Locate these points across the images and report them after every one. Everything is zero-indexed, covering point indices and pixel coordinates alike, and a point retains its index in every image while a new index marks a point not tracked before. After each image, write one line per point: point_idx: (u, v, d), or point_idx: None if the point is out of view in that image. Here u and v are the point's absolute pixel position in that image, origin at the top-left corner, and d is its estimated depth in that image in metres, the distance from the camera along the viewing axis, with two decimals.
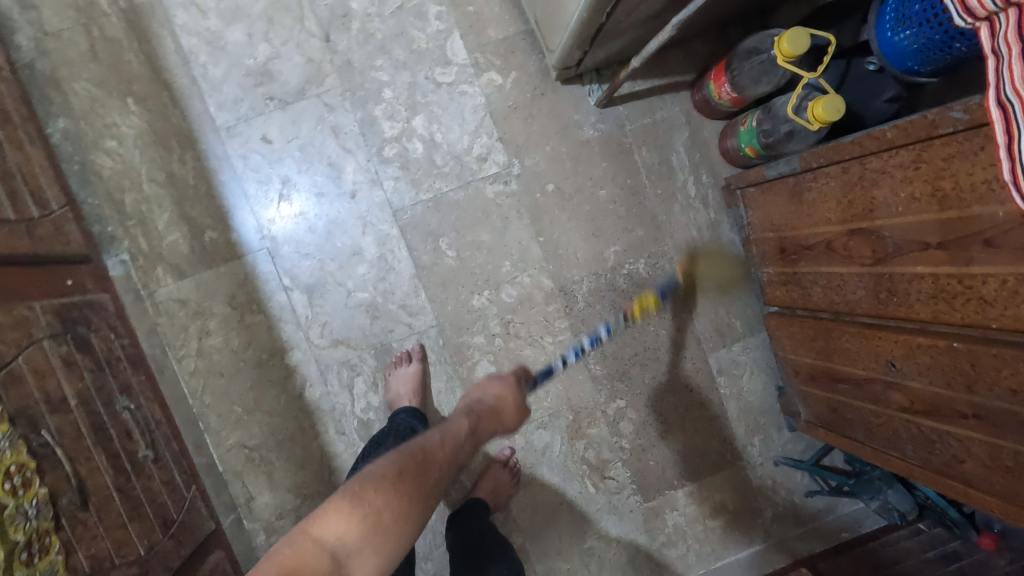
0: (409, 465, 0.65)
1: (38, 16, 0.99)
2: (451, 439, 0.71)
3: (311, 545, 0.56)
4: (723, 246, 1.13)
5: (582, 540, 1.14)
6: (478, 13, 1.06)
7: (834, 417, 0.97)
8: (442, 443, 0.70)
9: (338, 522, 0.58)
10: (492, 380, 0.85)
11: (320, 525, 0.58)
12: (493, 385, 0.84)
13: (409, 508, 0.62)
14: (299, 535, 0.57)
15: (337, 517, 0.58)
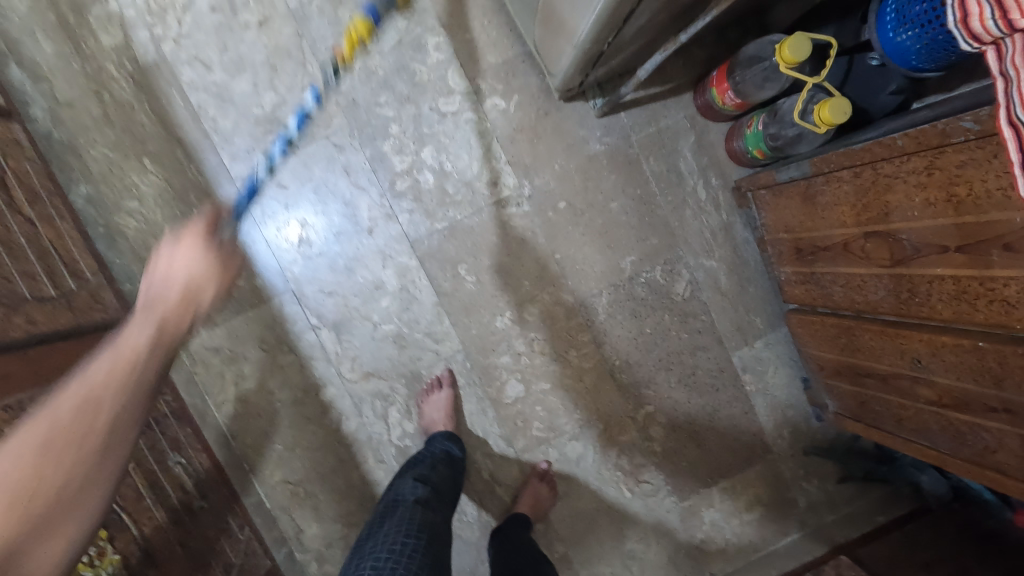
0: (122, 361, 0.53)
1: (51, 88, 1.02)
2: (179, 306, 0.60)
3: (26, 468, 0.46)
4: (738, 246, 1.14)
5: (622, 544, 1.17)
6: (475, 40, 1.07)
7: (862, 409, 0.98)
8: (145, 323, 0.57)
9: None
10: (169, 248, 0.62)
11: (20, 445, 0.47)
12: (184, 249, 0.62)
13: (106, 415, 0.51)
14: (18, 447, 0.47)
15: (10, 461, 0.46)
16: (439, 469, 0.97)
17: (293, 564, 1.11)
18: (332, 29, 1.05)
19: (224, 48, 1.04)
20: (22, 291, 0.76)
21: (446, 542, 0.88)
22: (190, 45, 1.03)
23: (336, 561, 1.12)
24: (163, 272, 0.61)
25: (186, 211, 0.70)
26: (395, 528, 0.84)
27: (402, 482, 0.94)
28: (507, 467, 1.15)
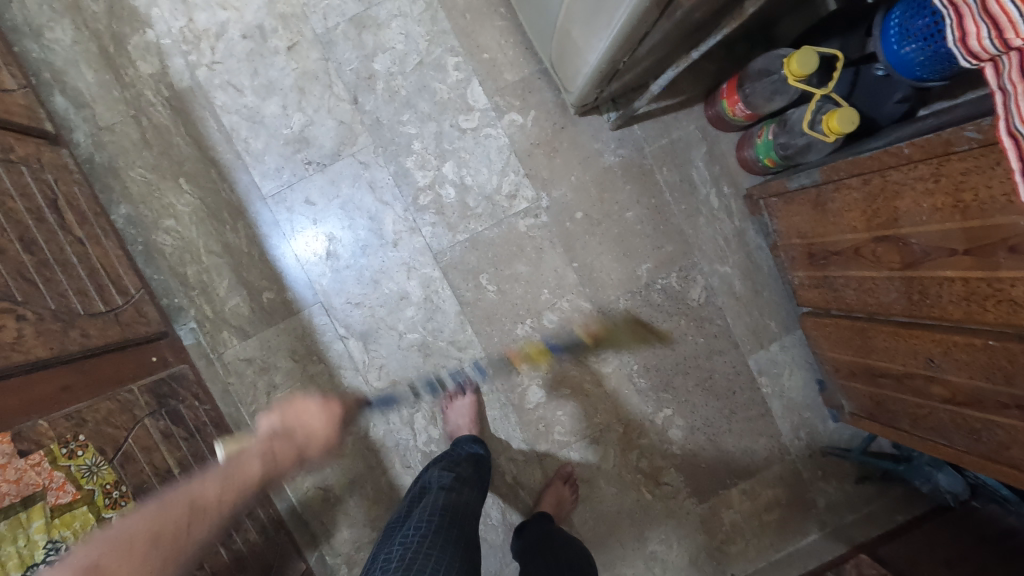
0: (231, 485, 0.70)
1: (92, 114, 1.07)
2: (235, 484, 0.71)
3: (184, 510, 0.67)
4: (751, 251, 1.17)
5: (644, 546, 1.20)
6: (493, 59, 1.11)
7: (878, 409, 1.01)
8: (223, 489, 0.70)
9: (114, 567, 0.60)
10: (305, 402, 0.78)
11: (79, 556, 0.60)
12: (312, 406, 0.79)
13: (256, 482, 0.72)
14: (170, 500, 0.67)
15: (135, 521, 0.64)
16: (462, 460, 1.01)
17: (324, 568, 1.14)
18: (357, 52, 1.10)
19: (255, 73, 1.09)
20: (76, 306, 0.81)
21: (473, 523, 0.90)
22: (223, 71, 1.09)
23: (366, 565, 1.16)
24: (294, 416, 0.77)
25: (293, 417, 0.77)
26: (419, 514, 0.88)
27: (427, 475, 0.98)
28: (530, 471, 1.18)
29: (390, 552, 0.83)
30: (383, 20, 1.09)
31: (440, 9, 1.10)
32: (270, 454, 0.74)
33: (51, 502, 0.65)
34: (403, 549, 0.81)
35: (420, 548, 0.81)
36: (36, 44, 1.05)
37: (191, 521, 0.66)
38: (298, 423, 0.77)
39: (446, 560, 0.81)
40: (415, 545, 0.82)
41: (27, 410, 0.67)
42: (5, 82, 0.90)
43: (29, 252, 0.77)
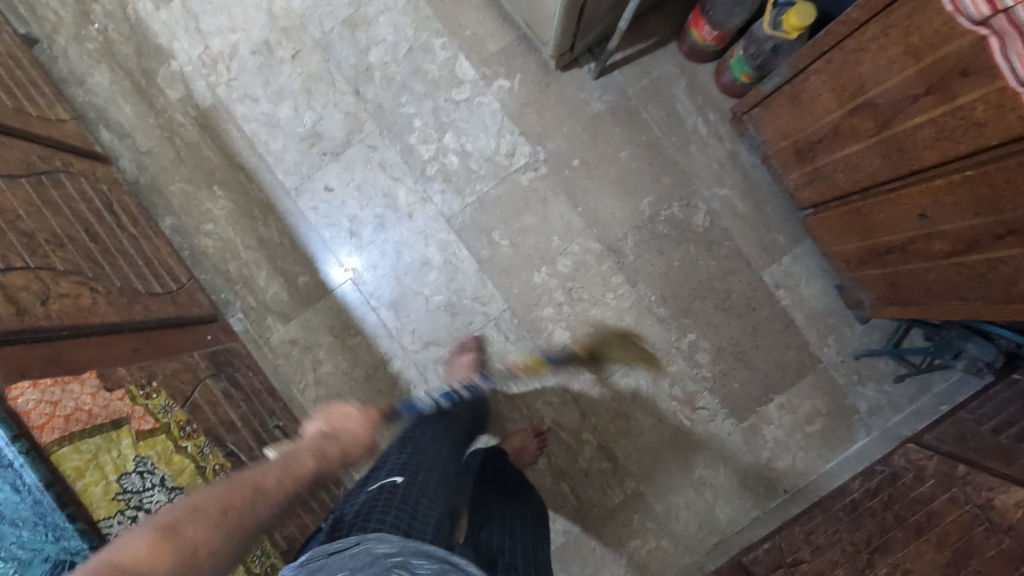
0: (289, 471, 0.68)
1: (133, 142, 1.22)
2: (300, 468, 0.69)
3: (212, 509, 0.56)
4: (747, 171, 1.21)
5: (691, 473, 1.22)
6: (475, 34, 1.21)
7: (894, 290, 1.02)
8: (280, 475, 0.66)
9: (154, 560, 0.49)
10: (347, 409, 0.84)
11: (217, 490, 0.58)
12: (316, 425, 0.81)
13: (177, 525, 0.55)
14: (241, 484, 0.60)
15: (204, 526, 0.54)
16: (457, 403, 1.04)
17: None
18: (352, 49, 1.22)
19: (267, 82, 1.22)
20: (138, 287, 0.91)
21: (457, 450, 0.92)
22: (239, 86, 1.22)
23: None
24: (340, 421, 0.83)
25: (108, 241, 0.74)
26: (414, 427, 0.89)
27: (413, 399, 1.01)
28: (568, 412, 1.23)
29: (389, 455, 0.83)
30: (372, 18, 1.21)
31: None
32: (322, 454, 0.74)
33: (136, 427, 0.73)
34: (405, 453, 0.82)
35: (420, 454, 0.82)
36: (80, 89, 1.21)
37: (225, 515, 0.56)
38: (336, 423, 0.82)
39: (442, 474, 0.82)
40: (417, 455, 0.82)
41: (109, 360, 0.76)
42: (60, 115, 1.05)
43: (95, 242, 0.88)
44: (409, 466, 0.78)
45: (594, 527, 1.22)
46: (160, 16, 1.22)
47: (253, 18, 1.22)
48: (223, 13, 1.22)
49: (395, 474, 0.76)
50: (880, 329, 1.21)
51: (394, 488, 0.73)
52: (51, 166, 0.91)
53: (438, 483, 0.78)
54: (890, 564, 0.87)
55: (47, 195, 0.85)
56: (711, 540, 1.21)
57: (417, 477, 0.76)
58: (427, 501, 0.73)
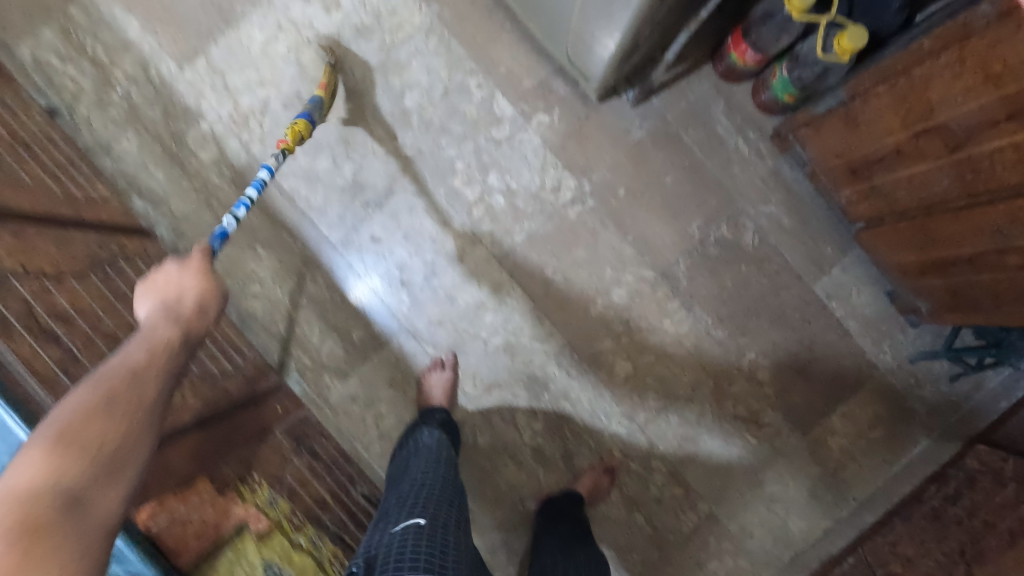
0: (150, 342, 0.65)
1: (169, 207, 1.18)
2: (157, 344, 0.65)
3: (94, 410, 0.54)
4: (791, 186, 1.22)
5: (762, 490, 1.23)
6: (510, 70, 1.20)
7: (957, 298, 1.04)
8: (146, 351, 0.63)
9: (61, 464, 0.49)
10: (168, 273, 0.74)
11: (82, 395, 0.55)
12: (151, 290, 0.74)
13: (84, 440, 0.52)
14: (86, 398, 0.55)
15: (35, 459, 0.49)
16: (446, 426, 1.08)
17: None
18: (387, 95, 1.20)
19: None
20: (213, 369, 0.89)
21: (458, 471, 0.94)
22: (273, 141, 1.19)
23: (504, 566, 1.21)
24: (165, 290, 0.72)
25: (160, 290, 0.73)
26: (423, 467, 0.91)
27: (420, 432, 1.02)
28: (635, 441, 1.22)
29: (403, 493, 0.86)
30: (404, 61, 1.20)
31: (451, 38, 1.20)
32: (175, 318, 0.69)
33: (254, 530, 0.76)
34: (421, 491, 0.86)
35: (435, 491, 0.86)
36: (109, 158, 1.17)
37: (127, 404, 0.56)
38: (169, 295, 0.72)
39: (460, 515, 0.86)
40: (426, 491, 0.86)
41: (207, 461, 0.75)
42: (102, 192, 1.01)
43: None
44: (428, 507, 0.82)
45: (671, 554, 1.23)
46: (185, 76, 1.18)
47: (282, 71, 1.19)
48: (250, 68, 1.19)
49: (416, 516, 0.80)
50: (933, 331, 1.23)
51: (416, 533, 0.77)
52: (110, 252, 0.88)
53: (458, 524, 0.83)
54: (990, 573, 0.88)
55: (115, 285, 0.82)
56: (787, 554, 1.22)
57: (436, 518, 0.80)
58: (443, 544, 0.76)
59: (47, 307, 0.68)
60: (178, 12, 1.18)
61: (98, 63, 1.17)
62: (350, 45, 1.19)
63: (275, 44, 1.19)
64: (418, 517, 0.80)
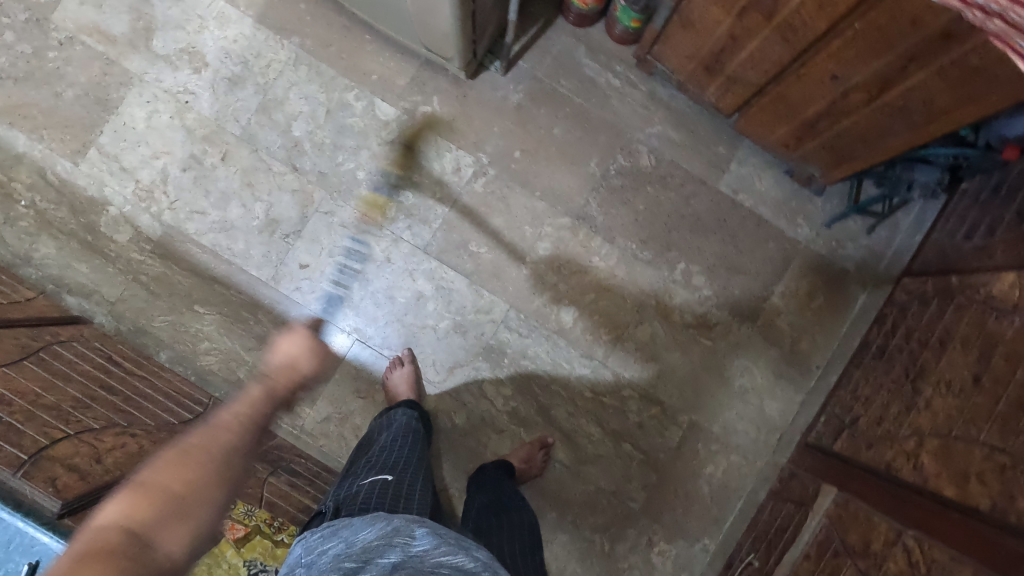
0: (179, 459, 0.72)
1: (102, 295, 1.22)
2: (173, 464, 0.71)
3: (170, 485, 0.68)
4: (669, 103, 1.30)
5: (732, 387, 1.28)
6: (382, 76, 1.27)
7: (836, 153, 1.11)
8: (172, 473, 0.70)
9: (133, 509, 0.61)
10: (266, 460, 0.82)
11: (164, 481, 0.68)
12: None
13: (175, 497, 0.66)
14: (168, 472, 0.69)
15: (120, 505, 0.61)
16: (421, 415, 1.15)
17: None
18: (276, 132, 1.25)
19: (208, 192, 1.24)
20: (172, 419, 0.92)
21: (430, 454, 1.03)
22: (183, 205, 1.24)
23: None
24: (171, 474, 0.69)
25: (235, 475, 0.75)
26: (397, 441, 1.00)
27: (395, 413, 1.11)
28: (602, 377, 1.27)
29: (382, 458, 0.94)
30: (283, 96, 1.26)
31: (320, 62, 1.26)
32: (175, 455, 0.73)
33: (232, 537, 0.80)
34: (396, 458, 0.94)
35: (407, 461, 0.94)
36: (31, 267, 1.21)
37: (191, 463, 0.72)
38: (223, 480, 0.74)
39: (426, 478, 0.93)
40: (400, 455, 0.95)
41: None
42: (28, 294, 1.05)
43: (113, 393, 0.89)
44: (396, 468, 0.89)
45: (668, 471, 1.27)
46: (82, 170, 1.23)
47: (172, 138, 1.24)
48: (141, 144, 1.24)
49: (383, 473, 0.87)
50: (837, 194, 1.30)
51: (384, 484, 0.84)
52: (43, 341, 0.92)
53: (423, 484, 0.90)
54: (932, 383, 0.94)
55: (51, 367, 0.86)
56: (774, 438, 1.27)
57: (403, 478, 0.87)
58: (408, 492, 0.84)
59: None
60: (59, 113, 1.23)
61: None
62: (228, 96, 1.25)
63: (159, 115, 1.25)
64: (386, 474, 0.87)
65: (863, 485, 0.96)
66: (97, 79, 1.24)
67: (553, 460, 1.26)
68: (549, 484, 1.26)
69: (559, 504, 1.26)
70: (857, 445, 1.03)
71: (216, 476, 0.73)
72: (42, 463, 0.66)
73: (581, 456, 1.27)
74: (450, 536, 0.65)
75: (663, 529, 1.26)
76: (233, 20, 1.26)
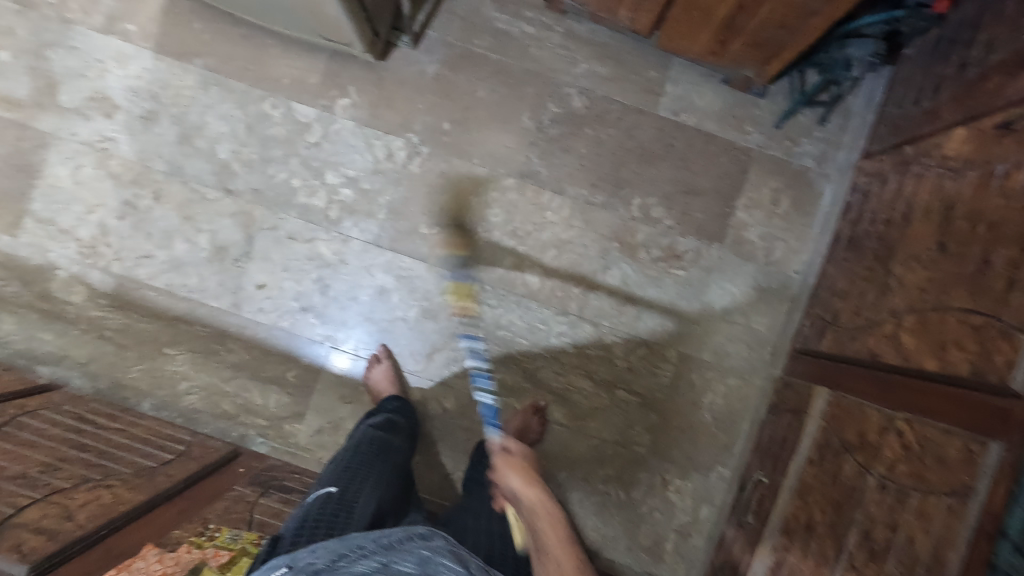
0: None
1: (72, 359, 1.22)
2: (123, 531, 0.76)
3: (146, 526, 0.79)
4: (589, 39, 1.25)
5: (714, 311, 1.25)
6: (293, 78, 1.24)
7: (764, 48, 1.06)
8: None
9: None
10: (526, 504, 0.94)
11: None
12: (508, 476, 0.97)
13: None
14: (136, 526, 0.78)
15: None
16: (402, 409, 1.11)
17: None
18: (202, 158, 1.23)
19: (149, 234, 1.23)
20: (152, 463, 0.92)
21: (404, 458, 1.01)
22: (129, 253, 1.23)
23: None
24: None
25: None
26: (358, 449, 0.99)
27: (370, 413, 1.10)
28: (581, 330, 1.25)
29: (339, 465, 0.96)
30: (200, 121, 1.23)
31: (228, 79, 1.23)
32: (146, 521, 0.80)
33: (216, 563, 0.74)
34: (351, 463, 0.96)
35: (368, 475, 0.94)
36: None
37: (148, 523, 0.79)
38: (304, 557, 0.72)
39: (383, 475, 0.96)
40: (363, 467, 0.95)
41: (157, 532, 0.77)
42: None
43: (86, 450, 0.89)
44: (343, 478, 0.93)
45: (668, 409, 1.25)
46: (22, 241, 1.22)
47: (101, 189, 1.23)
48: (73, 203, 1.23)
49: (328, 486, 0.91)
50: (782, 91, 1.25)
51: (327, 499, 0.88)
52: (8, 415, 0.92)
53: (371, 486, 0.93)
54: (901, 260, 0.91)
55: (17, 438, 0.86)
56: (766, 352, 1.25)
57: (348, 488, 0.91)
58: (350, 504, 0.88)
59: None
60: None
61: None
62: (146, 134, 1.23)
63: (83, 169, 1.23)
64: (331, 487, 0.91)
65: (855, 379, 0.92)
66: (14, 147, 1.22)
67: (550, 422, 1.25)
68: (552, 447, 1.25)
69: (566, 465, 1.25)
70: (840, 340, 1.00)
71: (172, 518, 0.82)
72: (8, 531, 0.67)
73: (578, 412, 1.25)
74: (405, 535, 0.76)
75: (675, 466, 1.25)
76: (132, 57, 1.23)
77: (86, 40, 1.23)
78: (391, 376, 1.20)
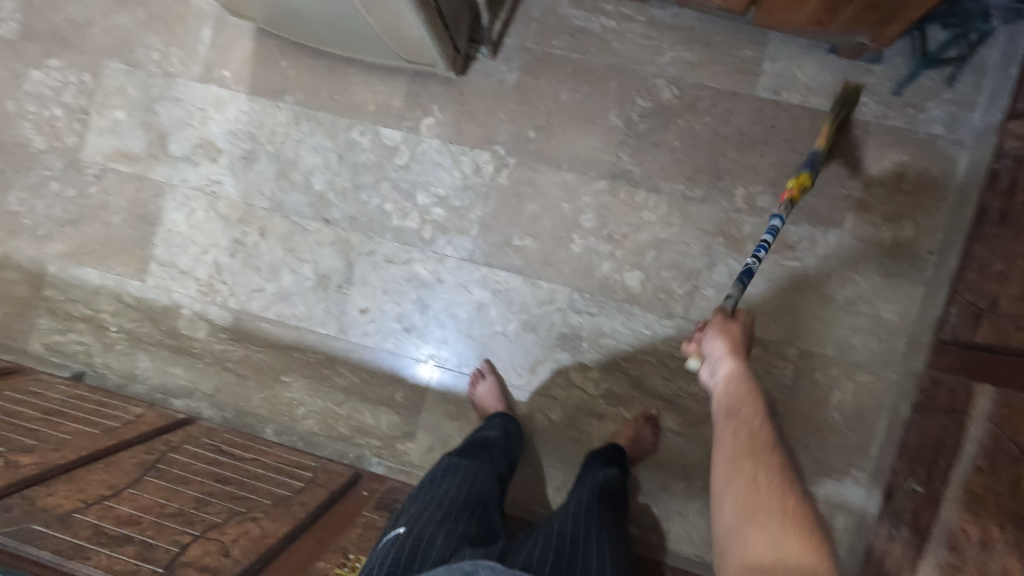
0: None
1: (201, 391, 1.31)
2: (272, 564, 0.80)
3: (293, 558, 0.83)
4: (674, 25, 1.18)
5: (837, 302, 1.15)
6: (377, 103, 1.25)
7: (881, 11, 0.95)
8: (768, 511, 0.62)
9: None
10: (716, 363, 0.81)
11: None
12: (713, 342, 0.83)
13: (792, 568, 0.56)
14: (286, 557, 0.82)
15: None
16: (486, 437, 1.08)
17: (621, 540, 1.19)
18: (300, 192, 1.27)
19: (258, 268, 1.29)
20: (286, 492, 0.96)
21: (484, 485, 0.95)
22: (241, 288, 1.30)
23: (649, 512, 1.20)
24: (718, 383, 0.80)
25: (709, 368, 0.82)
26: (434, 481, 0.94)
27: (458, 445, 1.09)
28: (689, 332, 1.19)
29: (412, 501, 0.91)
30: (294, 156, 1.28)
31: (317, 112, 1.27)
32: (295, 553, 0.84)
33: None
34: (423, 497, 0.91)
35: (444, 504, 0.88)
36: (138, 383, 1.32)
37: (295, 555, 0.83)
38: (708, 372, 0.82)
39: (457, 504, 0.89)
40: (439, 497, 0.90)
41: (302, 566, 0.81)
42: (136, 410, 1.12)
43: (228, 482, 0.94)
44: (413, 516, 0.86)
45: (791, 411, 1.16)
46: (149, 284, 1.32)
47: (212, 230, 1.30)
48: (189, 245, 1.31)
49: (399, 526, 0.85)
50: (900, 54, 1.13)
51: (397, 540, 0.82)
52: (159, 451, 0.99)
53: (443, 516, 0.85)
54: None
55: (169, 474, 0.93)
56: (901, 344, 1.13)
57: (417, 524, 0.84)
58: (425, 540, 0.80)
59: (112, 520, 0.79)
60: (115, 241, 1.33)
61: (88, 319, 1.33)
62: (247, 174, 1.29)
63: (195, 213, 1.31)
64: (400, 527, 0.84)
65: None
66: (136, 198, 1.32)
67: (664, 430, 1.19)
68: (667, 456, 1.19)
69: (684, 474, 1.19)
70: (1004, 330, 0.88)
71: (313, 550, 0.85)
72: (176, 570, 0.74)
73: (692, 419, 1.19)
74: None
75: (805, 472, 1.16)
76: (229, 101, 1.29)
77: (188, 91, 1.30)
78: (496, 391, 1.20)
